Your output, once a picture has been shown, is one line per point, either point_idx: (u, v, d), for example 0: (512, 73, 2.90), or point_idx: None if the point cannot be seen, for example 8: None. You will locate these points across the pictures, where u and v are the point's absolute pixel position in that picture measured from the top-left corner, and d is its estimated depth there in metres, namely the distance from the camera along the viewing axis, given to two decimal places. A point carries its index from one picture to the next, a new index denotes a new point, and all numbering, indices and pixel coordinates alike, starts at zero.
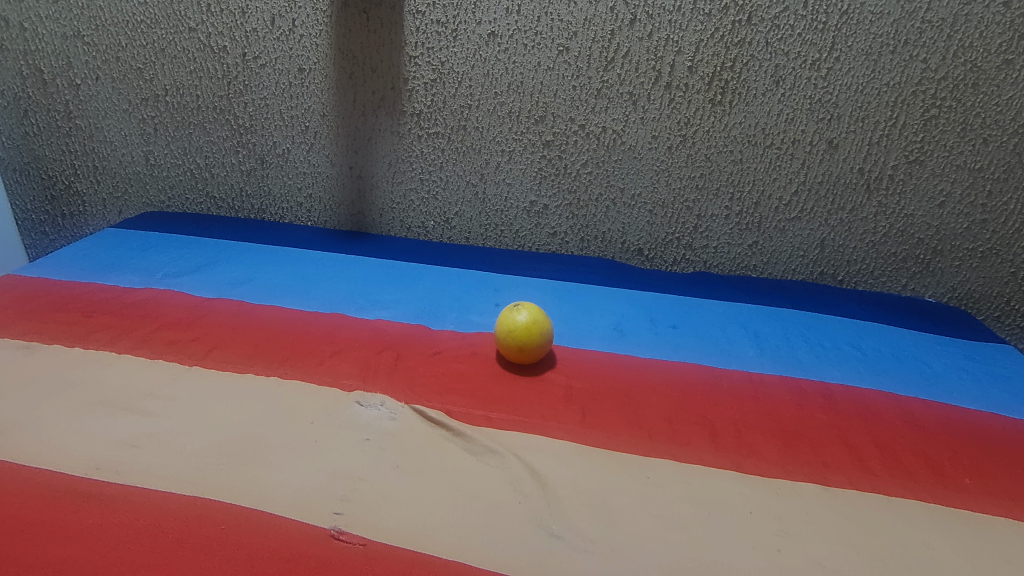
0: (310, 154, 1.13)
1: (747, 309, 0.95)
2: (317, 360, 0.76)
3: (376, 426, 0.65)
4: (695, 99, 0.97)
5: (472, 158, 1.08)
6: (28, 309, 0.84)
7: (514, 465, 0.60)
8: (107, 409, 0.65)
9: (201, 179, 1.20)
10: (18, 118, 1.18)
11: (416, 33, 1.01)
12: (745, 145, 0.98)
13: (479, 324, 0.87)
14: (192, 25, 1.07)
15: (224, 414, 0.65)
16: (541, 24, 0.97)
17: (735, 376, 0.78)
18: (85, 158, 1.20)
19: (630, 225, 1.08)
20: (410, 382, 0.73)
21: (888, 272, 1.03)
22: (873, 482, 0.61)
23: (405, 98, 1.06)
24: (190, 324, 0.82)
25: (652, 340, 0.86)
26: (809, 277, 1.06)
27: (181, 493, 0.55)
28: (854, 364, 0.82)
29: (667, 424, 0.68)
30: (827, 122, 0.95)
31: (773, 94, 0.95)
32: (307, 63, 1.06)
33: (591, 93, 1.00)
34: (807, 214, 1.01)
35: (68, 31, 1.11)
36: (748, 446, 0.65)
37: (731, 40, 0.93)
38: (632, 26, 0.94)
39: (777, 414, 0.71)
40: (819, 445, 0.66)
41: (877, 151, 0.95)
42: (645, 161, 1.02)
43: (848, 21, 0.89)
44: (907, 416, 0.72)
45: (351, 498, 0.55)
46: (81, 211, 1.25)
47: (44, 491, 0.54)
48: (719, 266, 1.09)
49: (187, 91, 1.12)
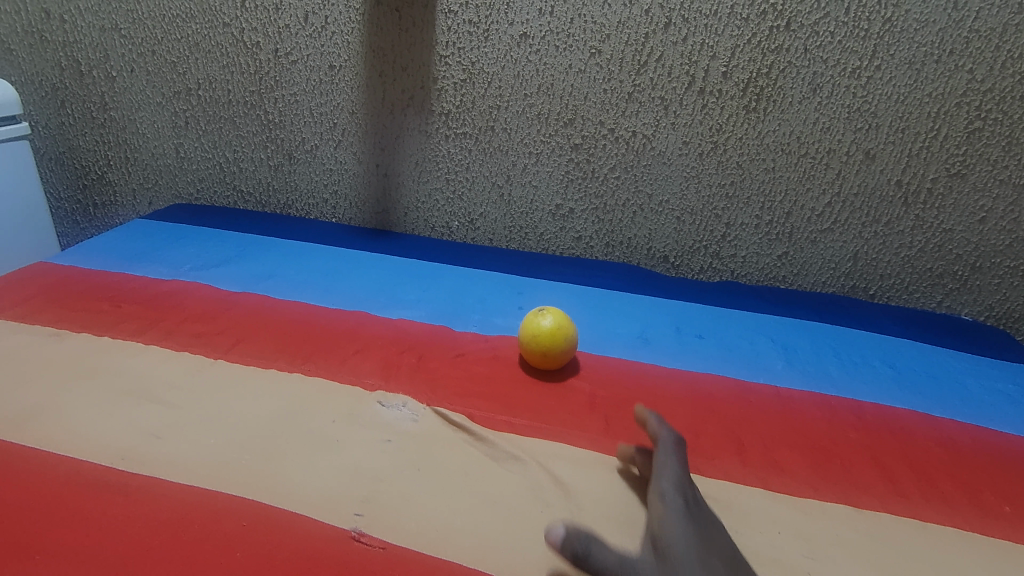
0: (338, 151, 1.14)
1: (775, 321, 0.93)
2: (340, 357, 0.76)
3: (397, 428, 0.64)
4: (728, 105, 0.95)
5: (500, 159, 1.07)
6: (59, 296, 0.85)
7: (537, 473, 0.59)
8: (132, 398, 0.66)
9: (229, 174, 1.21)
10: (55, 108, 1.21)
11: (448, 33, 1.00)
12: (779, 153, 0.96)
13: (501, 327, 0.86)
14: (226, 20, 1.08)
15: (247, 409, 0.65)
16: (574, 25, 0.96)
17: (762, 390, 0.76)
18: (117, 149, 1.22)
19: (656, 232, 1.06)
20: (431, 384, 0.72)
21: (923, 288, 1.00)
22: (907, 506, 0.59)
23: (434, 98, 1.06)
24: (216, 317, 0.83)
25: (677, 349, 0.84)
26: (839, 289, 1.04)
27: (204, 487, 0.55)
28: (886, 383, 0.80)
29: (694, 437, 0.67)
30: (865, 132, 0.92)
31: (809, 101, 0.92)
32: (337, 60, 1.06)
33: (622, 97, 0.98)
34: (841, 225, 0.99)
35: (106, 24, 1.13)
36: (776, 462, 0.64)
37: (768, 46, 0.90)
38: (666, 30, 0.93)
39: (807, 432, 0.69)
40: (850, 465, 0.64)
41: (916, 163, 0.93)
42: (675, 167, 1.01)
43: (891, 29, 0.86)
44: (943, 438, 0.69)
45: (372, 499, 0.55)
46: (113, 201, 1.27)
47: (70, 479, 0.55)
48: (747, 277, 1.06)
49: (219, 86, 1.13)
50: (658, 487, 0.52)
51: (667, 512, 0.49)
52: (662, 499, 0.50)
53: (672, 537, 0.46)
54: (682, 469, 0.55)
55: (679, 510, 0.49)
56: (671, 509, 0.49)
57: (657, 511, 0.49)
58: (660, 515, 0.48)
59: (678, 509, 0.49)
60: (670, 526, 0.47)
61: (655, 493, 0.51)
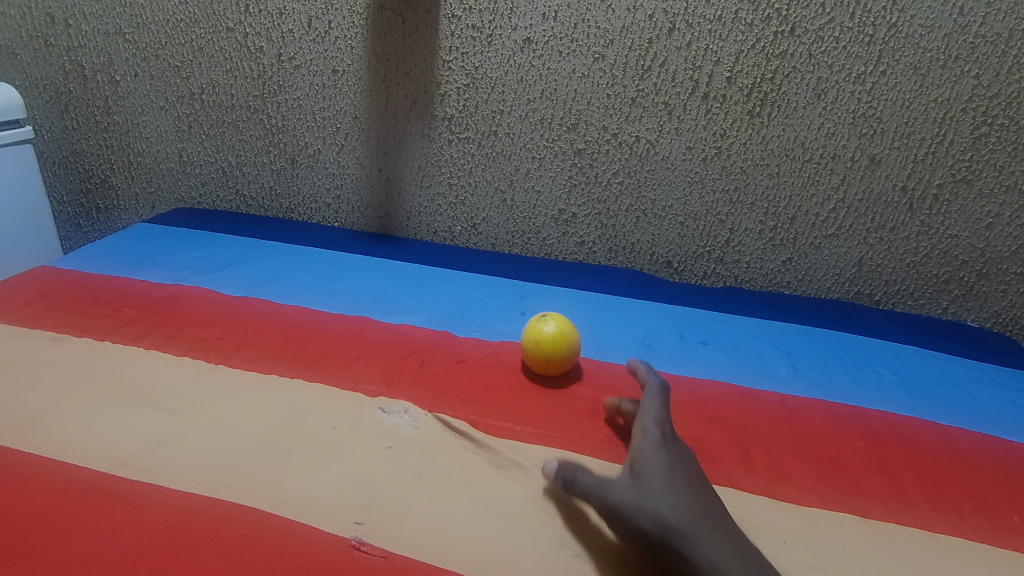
0: (340, 155, 1.13)
1: (780, 327, 0.93)
2: (341, 363, 0.76)
3: (398, 435, 0.64)
4: (732, 110, 0.95)
5: (502, 164, 1.07)
6: (61, 300, 0.85)
7: (539, 481, 0.59)
8: (132, 404, 0.65)
9: (232, 178, 1.21)
10: (59, 112, 1.21)
11: (451, 37, 1.00)
12: (783, 159, 0.96)
13: (504, 333, 0.86)
14: (230, 24, 1.08)
15: (247, 415, 0.65)
16: (577, 30, 0.95)
17: (767, 397, 0.75)
18: (121, 153, 1.22)
19: (660, 237, 1.06)
20: (433, 390, 0.72)
21: (928, 294, 0.99)
22: (914, 516, 0.58)
23: (437, 102, 1.05)
24: (218, 321, 0.83)
25: (680, 355, 0.84)
26: (844, 295, 1.03)
27: (203, 494, 0.55)
28: (892, 390, 0.79)
29: (698, 444, 0.66)
30: (869, 137, 0.92)
31: (813, 107, 0.92)
32: (340, 65, 1.06)
33: (626, 102, 0.98)
34: (845, 231, 0.98)
35: (110, 29, 1.13)
36: (781, 471, 0.63)
37: (772, 51, 0.90)
38: (670, 35, 0.93)
39: (812, 440, 0.68)
40: (856, 473, 0.63)
41: (922, 169, 0.92)
42: (679, 172, 1.00)
43: (896, 34, 0.86)
44: (950, 447, 0.68)
45: (373, 507, 0.54)
46: (115, 205, 1.27)
47: (70, 486, 0.54)
48: (751, 282, 1.06)
49: (222, 90, 1.13)
50: (638, 424, 0.58)
51: (645, 442, 0.54)
52: (642, 433, 0.56)
53: (646, 461, 0.52)
54: (662, 408, 0.61)
55: (656, 440, 0.55)
56: (648, 438, 0.55)
57: (637, 442, 0.55)
58: (639, 444, 0.54)
59: (655, 438, 0.55)
60: (645, 451, 0.53)
61: (636, 429, 0.57)
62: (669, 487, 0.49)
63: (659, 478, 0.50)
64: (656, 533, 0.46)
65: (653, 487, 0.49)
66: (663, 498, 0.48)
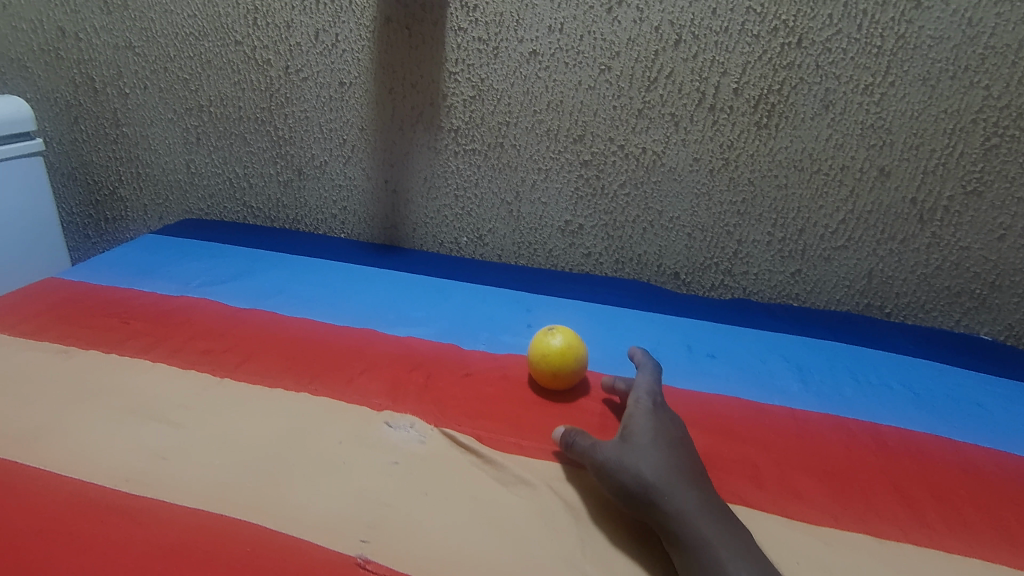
0: (347, 166, 1.14)
1: (789, 340, 0.92)
2: (347, 376, 0.75)
3: (404, 449, 0.63)
4: (740, 122, 0.94)
5: (509, 175, 1.07)
6: (69, 312, 0.85)
7: (547, 497, 0.58)
8: (138, 417, 0.65)
9: (239, 189, 1.21)
10: (69, 124, 1.22)
11: (457, 50, 1.01)
12: (791, 170, 0.95)
13: (511, 346, 0.85)
14: (238, 38, 1.09)
15: (253, 429, 0.64)
16: (583, 43, 0.95)
17: (777, 411, 0.74)
18: (129, 164, 1.23)
19: (667, 249, 1.05)
20: (440, 404, 0.71)
21: (940, 306, 0.98)
22: (929, 536, 0.57)
23: (444, 114, 1.06)
24: (224, 334, 0.83)
25: (689, 369, 0.83)
26: (854, 307, 1.02)
27: (208, 510, 0.54)
28: (905, 405, 0.78)
29: (707, 459, 0.65)
30: (879, 148, 0.91)
31: (821, 118, 0.92)
32: (347, 77, 1.07)
33: (632, 113, 0.98)
34: (855, 242, 0.97)
35: (120, 42, 1.14)
36: (792, 488, 0.62)
37: (779, 63, 0.90)
38: (676, 47, 0.92)
39: (823, 456, 0.67)
40: (869, 490, 0.62)
41: (932, 180, 0.91)
42: (686, 184, 1.00)
43: (905, 46, 0.85)
44: (964, 463, 0.67)
45: (378, 525, 0.54)
46: (124, 216, 1.28)
47: (74, 501, 0.54)
48: (759, 294, 1.05)
49: (230, 103, 1.14)
50: (632, 397, 0.65)
51: (637, 411, 0.62)
52: (635, 404, 0.64)
53: (635, 426, 0.59)
54: (654, 383, 0.68)
55: (647, 409, 0.62)
56: (640, 409, 0.62)
57: (629, 411, 0.62)
58: (631, 413, 0.62)
59: (646, 408, 0.62)
60: (636, 418, 0.60)
61: (631, 400, 0.65)
62: (650, 446, 0.56)
63: (644, 440, 0.57)
64: (635, 485, 0.52)
65: (637, 446, 0.56)
66: (645, 456, 0.54)
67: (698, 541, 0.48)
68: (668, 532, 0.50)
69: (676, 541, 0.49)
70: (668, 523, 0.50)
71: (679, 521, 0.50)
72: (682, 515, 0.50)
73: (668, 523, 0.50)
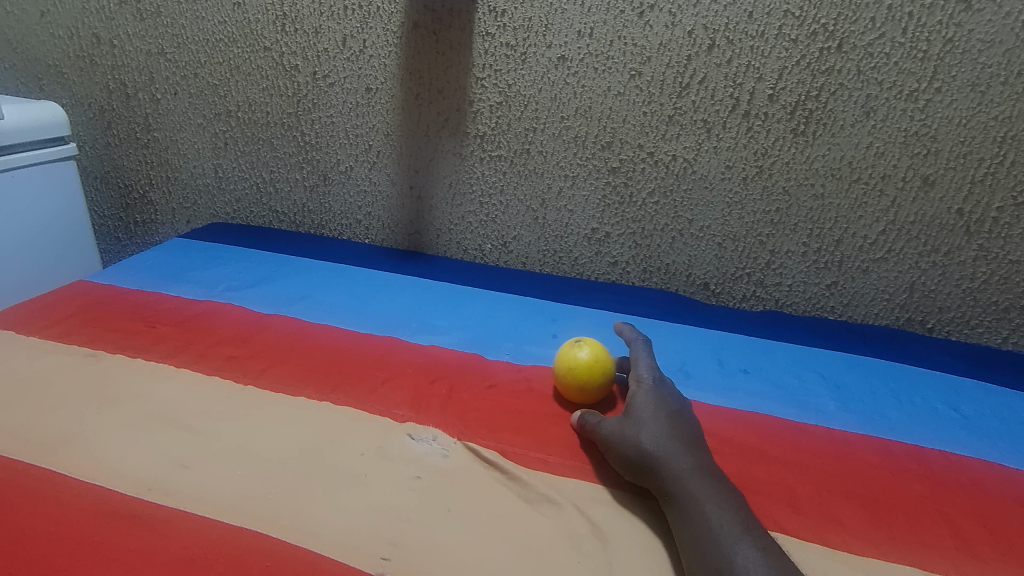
0: (372, 172, 1.13)
1: (825, 356, 0.88)
2: (370, 386, 0.74)
3: (427, 463, 0.62)
4: (775, 128, 0.91)
5: (535, 182, 1.05)
6: (97, 316, 0.86)
7: (572, 517, 0.56)
8: (161, 425, 0.65)
9: (265, 194, 1.22)
10: (102, 129, 1.24)
11: (485, 55, 0.99)
12: (828, 178, 0.92)
13: (535, 357, 0.83)
14: (267, 44, 1.10)
15: (275, 439, 0.64)
16: (613, 48, 0.93)
17: (814, 432, 0.71)
18: (159, 169, 1.25)
19: (696, 258, 1.02)
20: (463, 418, 0.69)
21: (986, 322, 0.94)
22: (981, 569, 0.54)
23: (469, 120, 1.04)
24: (248, 340, 0.82)
25: (720, 385, 0.80)
26: (893, 322, 0.98)
27: (228, 522, 0.53)
28: (950, 428, 0.74)
29: (740, 480, 0.62)
30: (923, 157, 0.87)
31: (862, 125, 0.88)
32: (374, 83, 1.07)
33: (663, 119, 0.95)
34: (895, 254, 0.93)
35: (152, 48, 1.16)
36: (832, 515, 0.59)
37: (818, 68, 0.87)
38: (710, 52, 0.90)
39: (863, 480, 0.64)
40: (914, 518, 0.59)
41: (979, 191, 0.87)
42: (717, 192, 0.97)
43: (953, 50, 0.82)
44: (1018, 491, 0.63)
45: (400, 542, 0.52)
46: (153, 219, 1.30)
47: (97, 509, 0.54)
48: (792, 306, 1.01)
49: (258, 108, 1.15)
50: (634, 375, 0.70)
51: (639, 388, 0.67)
52: (638, 383, 0.68)
53: (637, 401, 0.64)
54: (651, 359, 0.73)
55: (649, 386, 0.67)
56: (643, 387, 0.67)
57: (633, 389, 0.67)
58: (635, 391, 0.66)
59: (648, 386, 0.67)
60: (639, 395, 0.65)
61: (633, 377, 0.70)
62: (648, 418, 0.61)
63: (644, 412, 0.62)
64: (637, 455, 0.58)
65: (636, 418, 0.61)
66: (644, 426, 0.60)
67: (691, 502, 0.52)
68: (669, 503, 0.54)
69: (671, 501, 0.54)
70: (665, 486, 0.55)
71: (674, 483, 0.54)
72: (693, 507, 0.52)
73: (670, 495, 0.54)
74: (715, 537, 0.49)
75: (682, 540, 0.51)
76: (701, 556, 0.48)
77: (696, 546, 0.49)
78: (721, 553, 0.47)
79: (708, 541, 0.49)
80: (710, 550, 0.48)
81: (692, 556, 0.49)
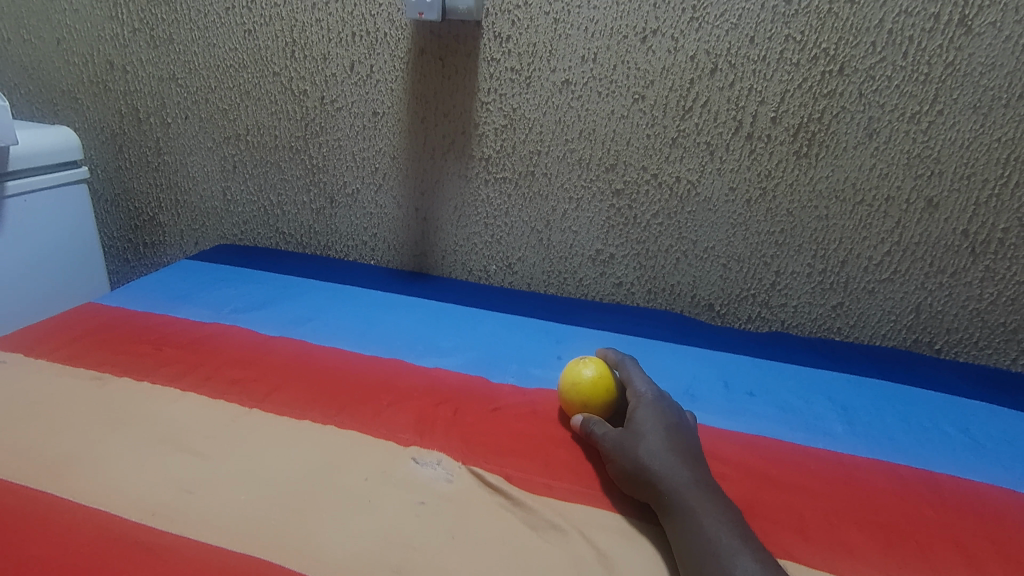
0: (378, 194, 1.15)
1: (832, 378, 0.87)
2: (375, 409, 0.74)
3: (432, 488, 0.61)
4: (778, 150, 0.92)
5: (540, 205, 1.06)
6: (105, 338, 0.87)
7: (577, 543, 0.56)
8: (167, 448, 0.65)
9: (272, 216, 1.23)
10: (113, 152, 1.27)
11: (490, 80, 1.01)
12: (833, 201, 0.92)
13: (540, 379, 0.83)
14: (276, 69, 1.12)
15: (279, 464, 0.63)
16: (617, 72, 0.95)
17: (824, 456, 0.70)
18: (168, 192, 1.27)
19: (701, 279, 1.02)
20: (467, 441, 0.69)
21: (995, 343, 0.93)
22: None
23: (475, 143, 1.06)
24: (253, 363, 0.83)
25: (726, 408, 0.79)
26: (900, 343, 0.97)
27: (232, 551, 0.53)
28: (960, 451, 0.73)
29: (748, 505, 0.62)
30: (926, 178, 0.88)
31: (864, 147, 0.88)
32: (381, 107, 1.08)
33: (666, 142, 0.96)
34: (901, 274, 0.93)
35: (164, 74, 1.18)
36: (842, 541, 0.58)
37: (820, 91, 0.87)
38: (712, 75, 0.91)
39: (873, 506, 0.63)
40: (927, 547, 0.58)
41: (984, 211, 0.87)
42: (721, 214, 0.97)
43: (954, 73, 0.82)
44: None
45: (404, 569, 0.52)
46: (162, 241, 1.32)
47: (101, 535, 0.53)
48: (799, 327, 1.01)
49: (266, 131, 1.17)
50: (632, 391, 0.68)
51: (639, 405, 0.65)
52: (636, 398, 0.67)
53: (637, 415, 0.63)
54: (641, 370, 0.72)
55: (648, 401, 0.66)
56: (643, 403, 0.65)
57: (632, 406, 0.66)
58: (634, 407, 0.65)
59: (647, 401, 0.66)
60: (640, 412, 0.64)
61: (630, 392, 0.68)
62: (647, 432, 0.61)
63: (645, 427, 0.61)
64: (639, 472, 0.58)
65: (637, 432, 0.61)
66: (645, 441, 0.60)
67: (693, 521, 0.52)
68: (672, 522, 0.54)
69: (670, 514, 0.54)
70: (663, 499, 0.55)
71: (673, 495, 0.55)
72: (694, 526, 0.51)
73: (672, 514, 0.54)
74: (715, 553, 0.48)
75: (684, 558, 0.50)
76: (700, 569, 0.48)
77: (695, 558, 0.49)
78: (720, 567, 0.47)
79: (706, 553, 0.49)
80: (708, 563, 0.48)
81: (691, 569, 0.49)
